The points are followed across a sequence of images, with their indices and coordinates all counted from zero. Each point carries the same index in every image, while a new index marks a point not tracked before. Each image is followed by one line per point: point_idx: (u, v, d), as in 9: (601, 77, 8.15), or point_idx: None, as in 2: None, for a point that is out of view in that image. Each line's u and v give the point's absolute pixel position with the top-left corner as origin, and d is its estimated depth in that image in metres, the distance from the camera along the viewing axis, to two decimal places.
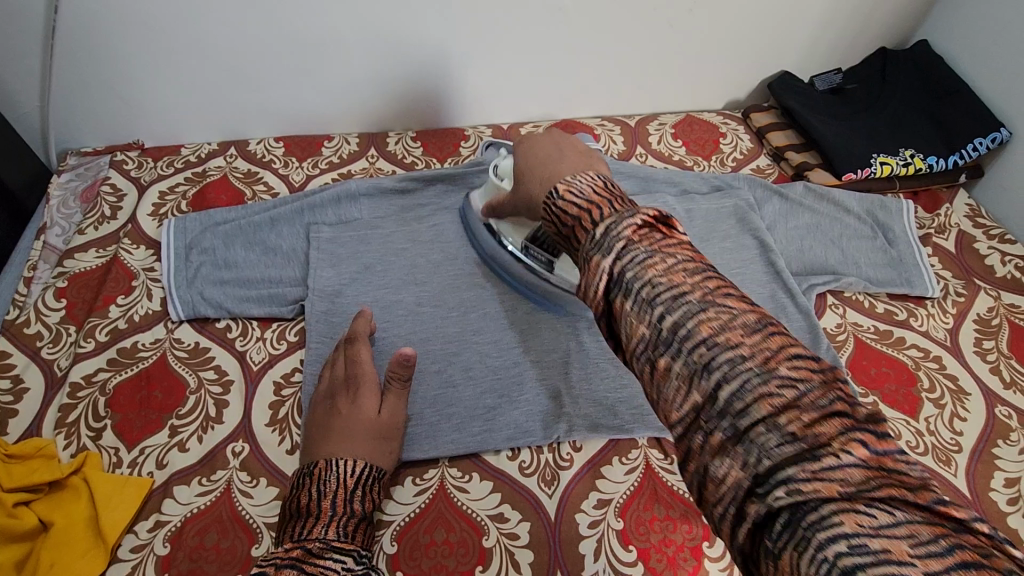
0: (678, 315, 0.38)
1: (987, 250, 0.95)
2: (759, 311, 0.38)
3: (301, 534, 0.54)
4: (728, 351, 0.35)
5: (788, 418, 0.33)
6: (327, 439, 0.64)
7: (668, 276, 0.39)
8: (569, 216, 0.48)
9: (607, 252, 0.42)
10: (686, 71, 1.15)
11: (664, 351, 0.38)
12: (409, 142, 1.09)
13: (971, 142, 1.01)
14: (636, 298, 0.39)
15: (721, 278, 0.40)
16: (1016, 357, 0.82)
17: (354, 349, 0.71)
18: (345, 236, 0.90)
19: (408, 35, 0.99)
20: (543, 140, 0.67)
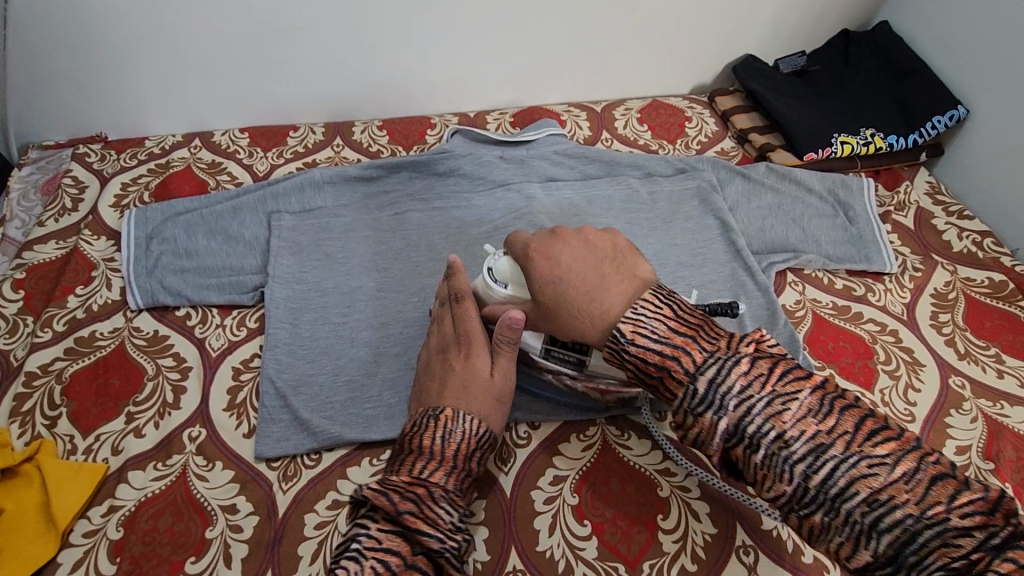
0: (830, 475, 0.46)
1: (945, 226, 0.96)
2: (902, 445, 0.46)
3: (420, 474, 0.58)
4: (887, 506, 0.44)
5: (944, 556, 0.42)
6: (439, 395, 0.64)
7: (800, 428, 0.47)
8: (654, 366, 0.53)
9: (721, 408, 0.49)
10: (652, 56, 1.15)
11: (819, 509, 0.46)
12: (375, 130, 1.09)
13: (929, 120, 1.02)
14: (767, 453, 0.48)
15: (857, 411, 0.48)
16: (971, 330, 0.83)
17: (459, 307, 0.68)
18: (307, 224, 0.90)
19: (373, 21, 0.99)
20: (563, 257, 0.60)
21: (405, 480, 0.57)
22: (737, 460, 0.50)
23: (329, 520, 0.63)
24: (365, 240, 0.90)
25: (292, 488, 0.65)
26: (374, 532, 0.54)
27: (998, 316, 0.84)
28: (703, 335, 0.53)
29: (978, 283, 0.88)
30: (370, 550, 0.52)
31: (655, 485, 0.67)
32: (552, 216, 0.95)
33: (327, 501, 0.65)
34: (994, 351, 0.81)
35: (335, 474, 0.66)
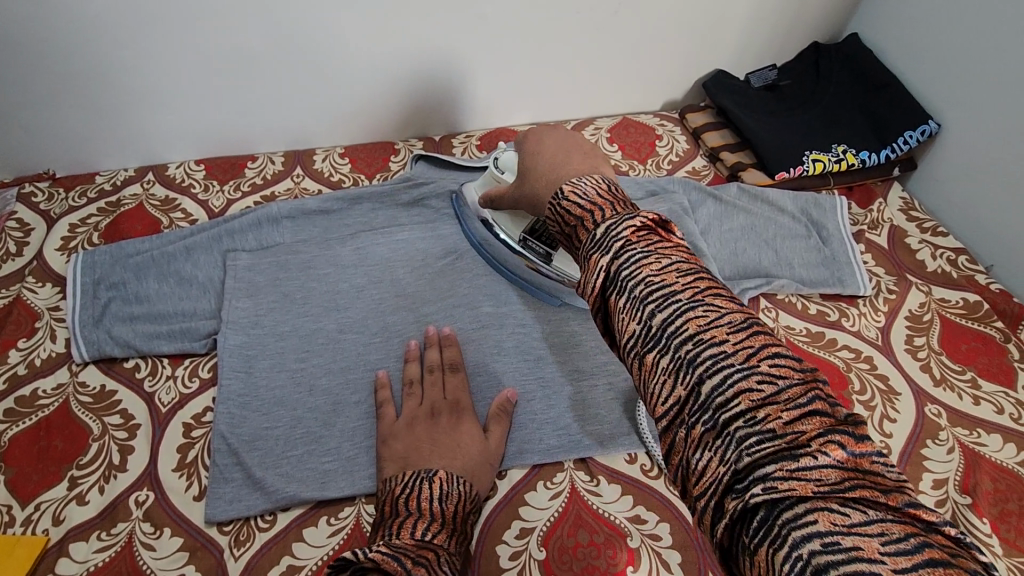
0: (669, 313, 0.39)
1: (918, 244, 0.94)
2: (746, 313, 0.40)
3: (423, 536, 0.54)
4: (713, 350, 0.37)
5: (768, 415, 0.35)
6: (430, 454, 0.64)
7: (662, 276, 0.41)
8: (573, 217, 0.49)
9: (605, 249, 0.44)
10: (620, 73, 1.13)
11: (653, 347, 0.40)
12: (337, 159, 1.06)
13: (901, 135, 1.00)
14: (630, 296, 0.41)
15: (712, 280, 0.42)
16: (946, 353, 0.82)
17: (452, 376, 0.74)
18: (265, 263, 0.87)
19: (326, 48, 0.96)
20: (548, 139, 0.65)
21: (412, 543, 0.52)
22: (599, 305, 0.44)
23: None
24: (325, 277, 0.87)
25: (244, 554, 0.62)
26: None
27: (973, 338, 0.83)
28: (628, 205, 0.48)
29: (952, 303, 0.86)
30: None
31: (626, 535, 0.65)
32: None
33: (282, 568, 0.61)
34: (970, 375, 0.79)
35: (291, 537, 0.63)
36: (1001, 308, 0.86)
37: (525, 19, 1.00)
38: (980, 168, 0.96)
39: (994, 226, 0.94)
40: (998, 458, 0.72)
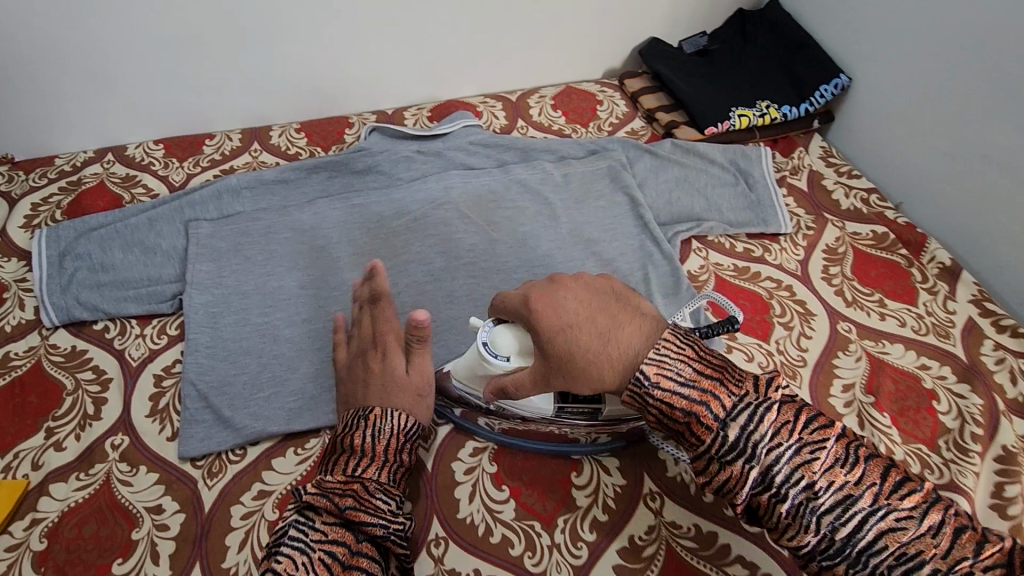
0: (854, 528, 0.48)
1: (834, 186, 1.03)
2: (921, 498, 0.49)
3: (354, 471, 0.60)
4: (916, 563, 0.47)
5: None
6: (366, 394, 0.67)
7: (828, 478, 0.50)
8: (681, 410, 0.55)
9: (751, 457, 0.52)
10: (561, 44, 1.19)
11: (841, 561, 0.49)
12: (292, 134, 1.10)
13: (817, 89, 1.09)
14: (803, 508, 0.50)
15: (874, 463, 0.51)
16: (858, 279, 0.90)
17: (376, 310, 0.74)
18: (226, 230, 0.92)
19: (277, 26, 1.01)
20: (569, 305, 0.62)
21: (340, 480, 0.59)
22: (759, 507, 0.53)
23: (256, 509, 0.65)
24: (285, 240, 0.92)
25: (217, 483, 0.67)
26: (318, 525, 0.56)
27: (881, 265, 0.92)
28: (728, 377, 0.55)
29: (863, 236, 0.95)
30: (317, 542, 0.55)
31: (568, 447, 0.71)
32: (469, 202, 0.98)
33: (254, 493, 0.67)
34: (877, 297, 0.88)
35: (260, 466, 0.69)
36: (906, 238, 0.95)
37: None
38: (893, 124, 1.03)
39: (910, 175, 1.02)
40: (900, 364, 0.80)
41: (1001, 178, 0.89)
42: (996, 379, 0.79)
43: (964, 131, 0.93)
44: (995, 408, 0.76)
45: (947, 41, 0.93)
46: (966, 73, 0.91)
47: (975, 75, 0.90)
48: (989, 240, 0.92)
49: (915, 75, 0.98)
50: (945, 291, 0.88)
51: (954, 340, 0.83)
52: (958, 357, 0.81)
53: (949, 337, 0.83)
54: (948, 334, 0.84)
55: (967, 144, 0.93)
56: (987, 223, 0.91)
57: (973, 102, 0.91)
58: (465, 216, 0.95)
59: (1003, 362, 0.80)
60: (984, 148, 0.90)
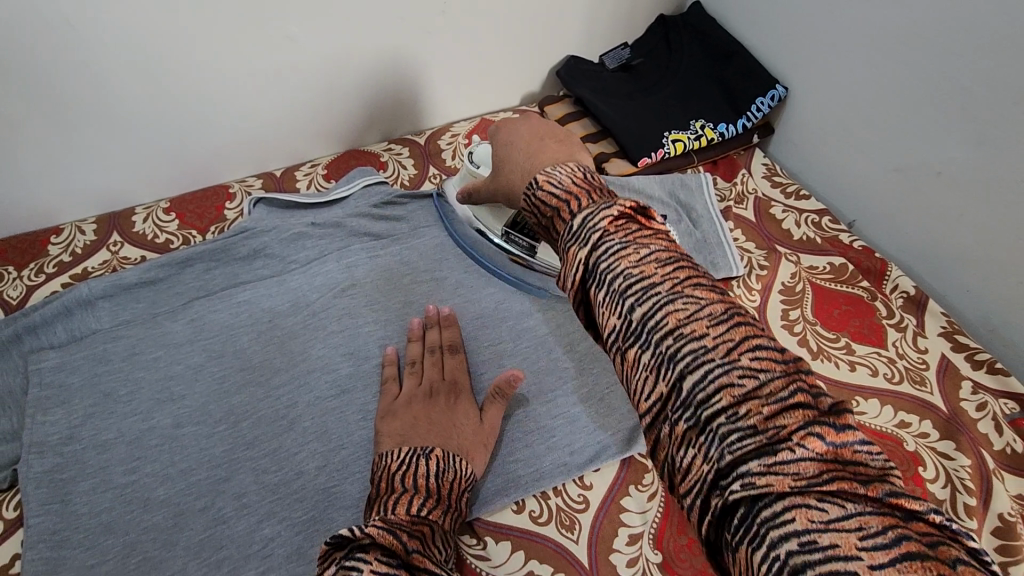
0: (647, 308, 0.42)
1: (783, 213, 0.94)
2: (727, 303, 0.42)
3: (419, 511, 0.55)
4: (695, 346, 0.39)
5: (753, 413, 0.37)
6: (426, 431, 0.64)
7: (640, 267, 0.43)
8: (550, 209, 0.50)
9: (581, 240, 0.46)
10: (470, 73, 1.06)
11: (634, 343, 0.42)
12: (161, 216, 0.92)
13: (752, 102, 0.99)
14: (609, 289, 0.43)
15: (693, 269, 0.44)
16: (820, 322, 0.81)
17: (451, 356, 0.73)
18: (78, 359, 0.75)
19: (116, 89, 0.83)
20: (524, 124, 0.63)
21: (406, 518, 0.52)
22: (579, 299, 0.46)
23: None
24: (154, 361, 0.75)
25: None
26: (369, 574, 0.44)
27: (843, 302, 0.83)
28: (599, 191, 0.50)
29: (820, 269, 0.86)
30: None
31: None
32: (378, 282, 0.83)
33: None
34: (844, 342, 0.79)
35: None
36: (866, 266, 0.86)
37: (343, 27, 0.90)
38: (844, 143, 0.93)
39: (869, 199, 0.92)
40: (877, 425, 0.72)
41: (970, 204, 0.79)
42: (980, 429, 0.72)
43: (910, 147, 0.84)
44: (984, 468, 0.68)
45: (882, 44, 0.83)
46: (921, 92, 0.80)
47: (932, 91, 0.79)
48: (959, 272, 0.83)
49: (865, 94, 0.88)
50: (913, 325, 0.81)
51: (930, 385, 0.75)
52: (937, 407, 0.73)
53: (924, 383, 0.75)
54: (923, 380, 0.76)
55: (925, 166, 0.83)
56: (927, 232, 0.85)
57: (977, 102, 0.75)
58: (374, 301, 0.81)
59: (985, 407, 0.73)
60: (914, 145, 0.83)
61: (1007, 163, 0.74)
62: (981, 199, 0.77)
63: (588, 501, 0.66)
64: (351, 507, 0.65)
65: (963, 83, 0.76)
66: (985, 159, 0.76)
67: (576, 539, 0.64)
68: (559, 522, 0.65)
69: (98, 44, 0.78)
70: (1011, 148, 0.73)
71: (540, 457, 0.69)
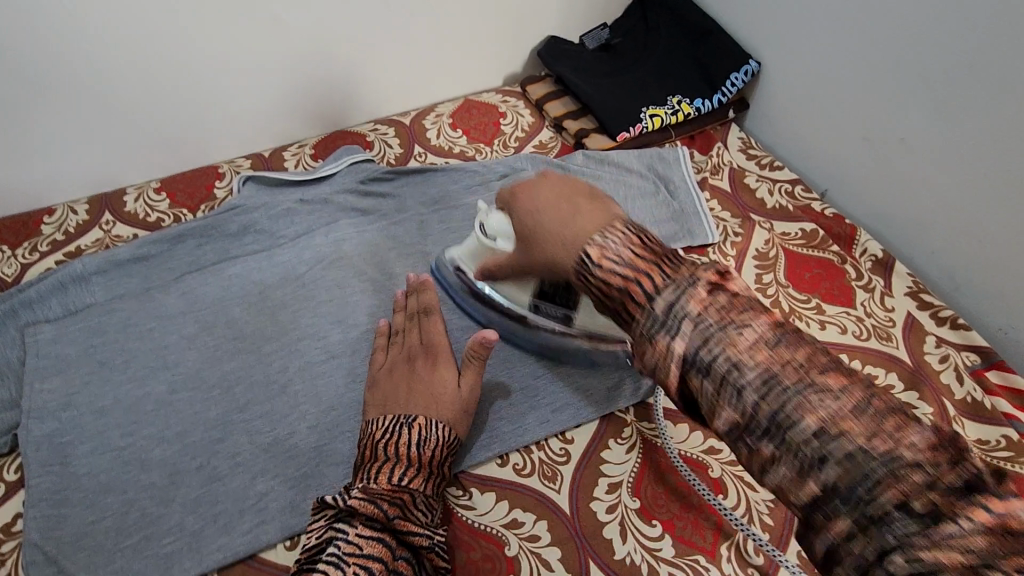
0: (776, 400, 0.42)
1: (757, 182, 0.97)
2: (855, 379, 0.42)
3: (401, 480, 0.59)
4: (839, 439, 0.39)
5: (913, 495, 0.37)
6: (405, 402, 0.65)
7: (752, 354, 0.44)
8: (614, 287, 0.49)
9: (674, 331, 0.46)
10: (453, 54, 1.08)
11: (766, 440, 0.42)
12: (151, 196, 0.94)
13: (727, 78, 1.02)
14: (725, 383, 0.44)
15: (808, 346, 0.44)
16: (792, 285, 0.84)
17: (428, 320, 0.72)
18: (74, 331, 0.77)
19: (104, 72, 0.85)
20: (542, 186, 0.58)
21: (387, 489, 0.58)
22: (690, 392, 0.46)
23: None
24: (148, 332, 0.77)
25: None
26: (353, 537, 0.55)
27: (815, 265, 0.86)
28: (668, 263, 0.49)
29: (792, 235, 0.90)
30: (352, 556, 0.54)
31: (503, 544, 0.63)
32: (366, 255, 0.86)
33: None
34: (815, 303, 0.83)
35: None
36: (836, 232, 0.90)
37: (325, 10, 0.92)
38: (846, 127, 0.92)
39: (872, 185, 0.91)
40: None
41: (967, 206, 0.80)
42: (942, 380, 0.75)
43: (890, 127, 0.86)
44: (946, 415, 0.72)
45: (862, 20, 0.85)
46: (902, 73, 0.82)
47: (945, 88, 0.78)
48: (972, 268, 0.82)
49: (873, 80, 0.86)
50: (881, 286, 0.84)
51: (896, 341, 0.79)
52: (903, 361, 0.77)
53: (890, 339, 0.79)
54: (890, 336, 0.79)
55: (937, 160, 0.81)
56: (903, 208, 0.88)
57: (972, 100, 0.76)
58: (362, 273, 0.84)
59: (947, 360, 0.77)
60: (894, 127, 0.85)
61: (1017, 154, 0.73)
62: (993, 195, 0.77)
63: (569, 454, 0.69)
64: (342, 462, 0.68)
65: (978, 71, 0.74)
66: (999, 153, 0.75)
67: (557, 489, 0.67)
68: (542, 474, 0.68)
69: (84, 28, 0.80)
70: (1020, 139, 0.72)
71: (524, 415, 0.71)
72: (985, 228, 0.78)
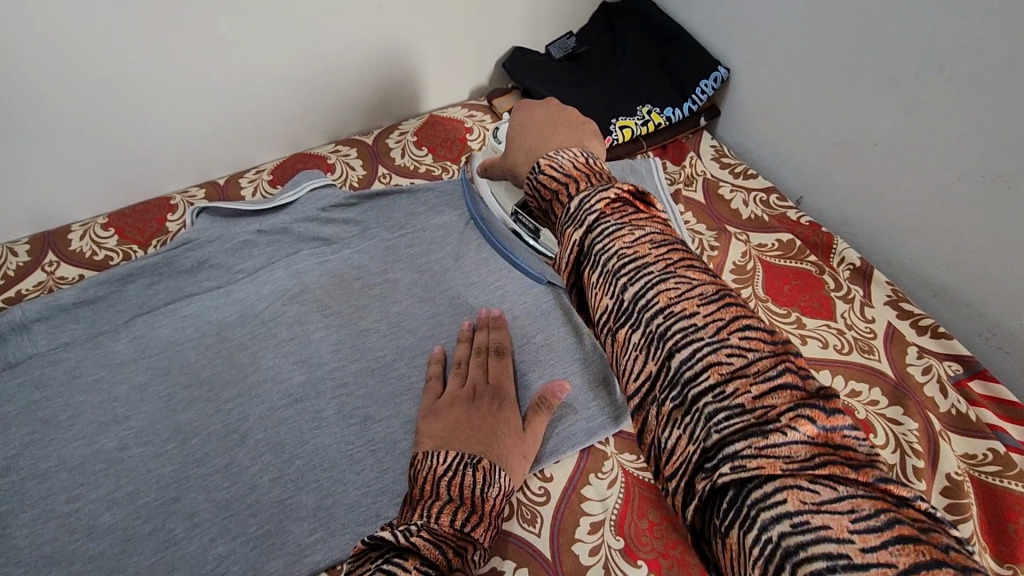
0: (639, 285, 0.42)
1: (731, 193, 0.95)
2: (719, 285, 0.43)
3: (463, 526, 0.53)
4: (683, 323, 0.40)
5: (738, 388, 0.37)
6: (469, 435, 0.61)
7: (632, 247, 0.44)
8: (550, 189, 0.53)
9: (579, 222, 0.47)
10: (416, 69, 1.04)
11: (625, 322, 0.43)
12: (99, 232, 0.89)
13: (697, 85, 1.00)
14: (603, 270, 0.44)
15: (684, 252, 0.45)
16: (770, 297, 0.82)
17: (498, 361, 0.71)
18: (13, 386, 0.72)
19: (53, 90, 0.79)
20: (536, 112, 0.68)
21: (451, 533, 0.52)
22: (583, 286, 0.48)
23: None
24: (96, 383, 0.72)
25: None
26: None
27: (793, 277, 0.84)
28: (598, 176, 0.52)
29: (769, 246, 0.88)
30: None
31: None
32: (328, 287, 0.82)
33: None
34: (795, 316, 0.81)
35: None
36: (813, 241, 0.88)
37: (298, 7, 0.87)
38: (819, 135, 0.90)
39: (859, 189, 0.87)
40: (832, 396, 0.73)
41: (962, 210, 0.76)
42: (926, 392, 0.74)
43: (862, 131, 0.84)
44: (932, 430, 0.70)
45: (839, 17, 0.81)
46: (871, 77, 0.81)
47: (917, 99, 0.76)
48: (973, 284, 0.78)
49: (858, 84, 0.83)
50: (860, 295, 0.82)
51: (878, 354, 0.77)
52: (886, 374, 0.75)
53: (873, 351, 0.77)
54: (871, 348, 0.77)
55: (927, 159, 0.78)
56: (884, 208, 0.85)
57: (939, 108, 0.74)
58: (325, 307, 0.80)
59: (930, 371, 0.75)
60: (867, 131, 0.84)
61: (1006, 150, 0.70)
62: (984, 199, 0.73)
63: (549, 493, 0.66)
64: (308, 517, 0.64)
65: (960, 67, 0.71)
66: (975, 155, 0.73)
67: (538, 533, 0.63)
68: (520, 517, 0.64)
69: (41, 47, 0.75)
70: (1010, 134, 0.69)
71: None
72: (964, 230, 0.76)
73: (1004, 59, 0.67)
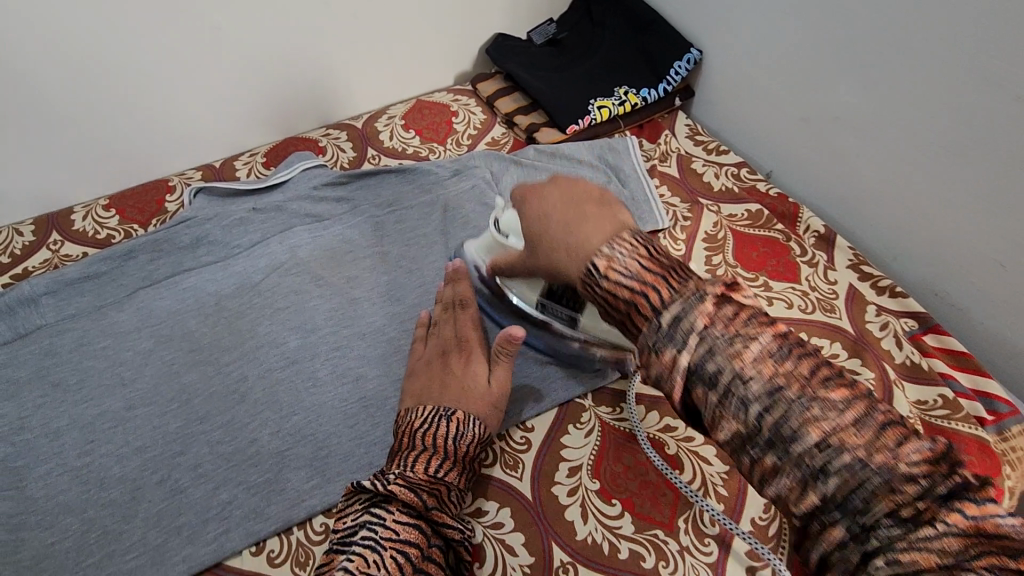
0: (777, 417, 0.39)
1: (704, 167, 1.00)
2: (861, 393, 0.40)
3: (436, 472, 0.58)
4: (843, 457, 0.37)
5: (903, 507, 0.36)
6: (443, 392, 0.66)
7: (758, 368, 0.40)
8: (623, 300, 0.46)
9: (681, 345, 0.42)
10: (402, 56, 1.08)
11: (766, 452, 0.39)
12: (100, 213, 0.93)
13: (671, 67, 1.04)
14: (726, 395, 0.41)
15: (810, 358, 0.41)
16: (739, 263, 0.87)
17: (464, 313, 0.73)
18: (24, 354, 0.76)
19: (55, 79, 0.83)
20: (552, 194, 0.54)
21: (425, 478, 0.57)
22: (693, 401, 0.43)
23: None
24: (102, 351, 0.76)
25: None
26: (390, 523, 0.54)
27: (761, 244, 0.89)
28: (675, 275, 0.45)
29: (738, 216, 0.93)
30: (389, 540, 0.53)
31: None
32: (321, 259, 0.86)
33: None
34: (762, 280, 0.86)
35: None
36: (780, 210, 0.93)
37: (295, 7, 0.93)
38: (789, 113, 0.95)
39: (859, 188, 0.89)
40: None
41: (949, 201, 0.78)
42: (883, 346, 0.79)
43: (832, 111, 0.88)
44: (887, 379, 0.75)
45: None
46: (836, 58, 0.85)
47: (883, 80, 0.80)
48: (950, 265, 0.81)
49: (850, 78, 0.84)
50: (824, 260, 0.87)
51: (839, 312, 0.82)
52: (845, 330, 0.80)
53: (834, 310, 0.82)
54: (833, 307, 0.82)
55: (927, 160, 0.79)
56: (860, 188, 0.89)
57: (902, 89, 0.79)
58: (319, 278, 0.84)
59: (887, 326, 0.80)
60: (836, 110, 0.88)
61: (975, 131, 0.73)
62: (967, 189, 0.76)
63: (531, 441, 0.71)
64: (305, 467, 0.68)
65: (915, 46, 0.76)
66: (945, 137, 0.76)
67: (519, 477, 0.68)
68: (503, 463, 0.69)
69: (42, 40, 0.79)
70: (977, 115, 0.72)
71: None
72: (942, 212, 0.79)
73: (957, 42, 0.71)
